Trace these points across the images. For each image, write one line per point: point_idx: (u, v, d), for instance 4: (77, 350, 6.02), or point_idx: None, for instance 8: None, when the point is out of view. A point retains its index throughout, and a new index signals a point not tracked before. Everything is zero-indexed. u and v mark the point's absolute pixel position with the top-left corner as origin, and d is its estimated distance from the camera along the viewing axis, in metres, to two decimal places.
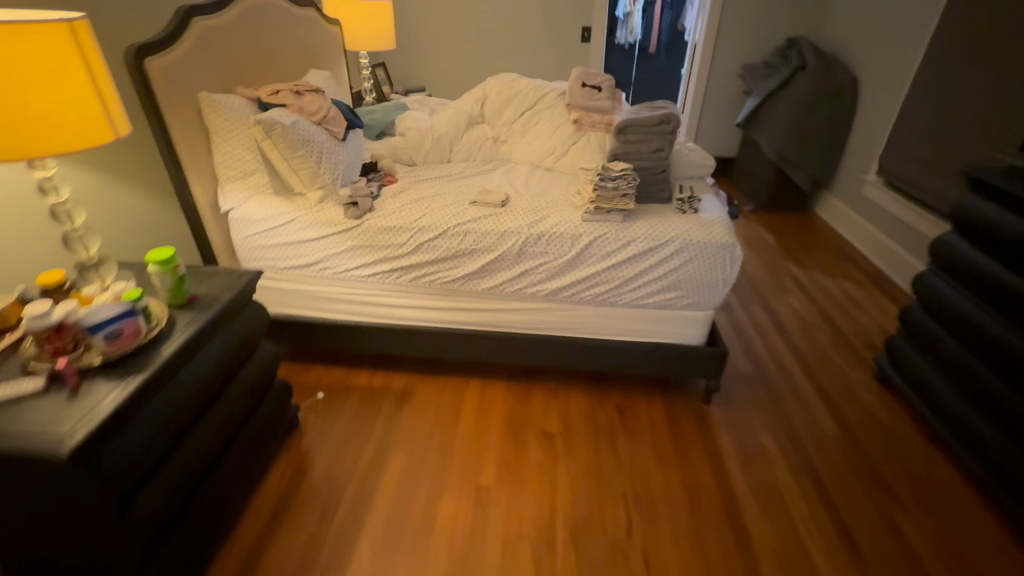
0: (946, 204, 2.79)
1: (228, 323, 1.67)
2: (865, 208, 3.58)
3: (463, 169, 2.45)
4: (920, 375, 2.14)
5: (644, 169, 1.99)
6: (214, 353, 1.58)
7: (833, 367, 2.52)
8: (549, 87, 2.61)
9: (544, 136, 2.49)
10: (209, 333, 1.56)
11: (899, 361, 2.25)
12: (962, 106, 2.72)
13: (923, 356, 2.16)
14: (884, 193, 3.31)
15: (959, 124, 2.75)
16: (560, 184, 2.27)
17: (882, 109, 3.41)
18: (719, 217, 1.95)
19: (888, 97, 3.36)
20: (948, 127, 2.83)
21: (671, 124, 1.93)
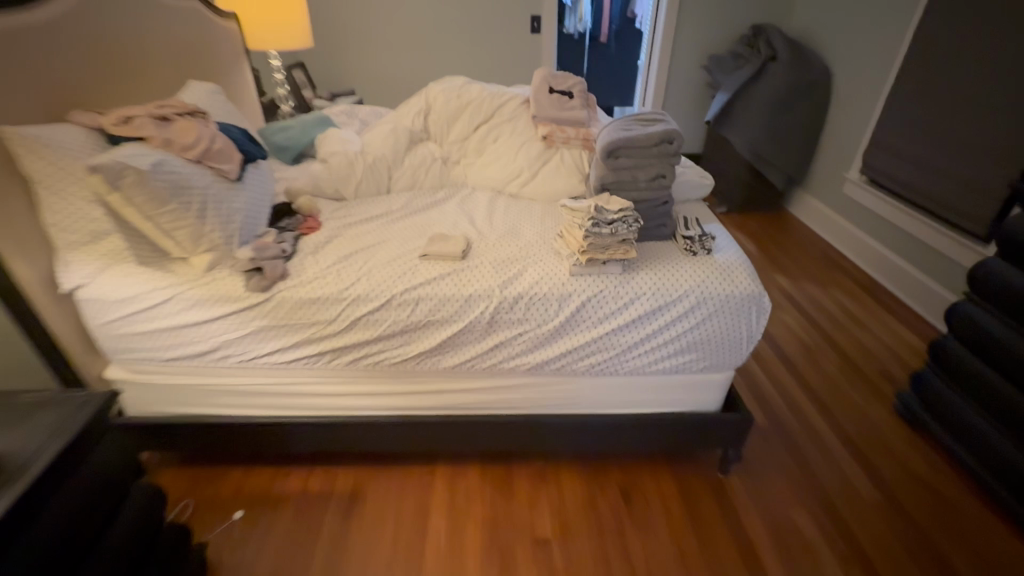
0: (946, 207, 2.56)
1: (75, 476, 1.10)
2: (846, 209, 3.35)
3: (407, 203, 1.94)
4: (961, 418, 1.87)
5: (643, 200, 1.57)
6: (49, 533, 1.01)
7: (849, 404, 2.22)
8: (506, 95, 2.14)
9: (505, 156, 2.02)
10: (38, 507, 0.99)
11: (932, 398, 1.99)
12: (959, 100, 2.47)
13: (963, 395, 1.88)
14: (870, 194, 3.07)
15: (953, 120, 2.50)
16: (531, 219, 1.81)
17: (861, 102, 3.15)
18: (739, 259, 1.55)
19: (868, 89, 3.11)
20: (940, 122, 2.57)
21: (673, 145, 1.51)
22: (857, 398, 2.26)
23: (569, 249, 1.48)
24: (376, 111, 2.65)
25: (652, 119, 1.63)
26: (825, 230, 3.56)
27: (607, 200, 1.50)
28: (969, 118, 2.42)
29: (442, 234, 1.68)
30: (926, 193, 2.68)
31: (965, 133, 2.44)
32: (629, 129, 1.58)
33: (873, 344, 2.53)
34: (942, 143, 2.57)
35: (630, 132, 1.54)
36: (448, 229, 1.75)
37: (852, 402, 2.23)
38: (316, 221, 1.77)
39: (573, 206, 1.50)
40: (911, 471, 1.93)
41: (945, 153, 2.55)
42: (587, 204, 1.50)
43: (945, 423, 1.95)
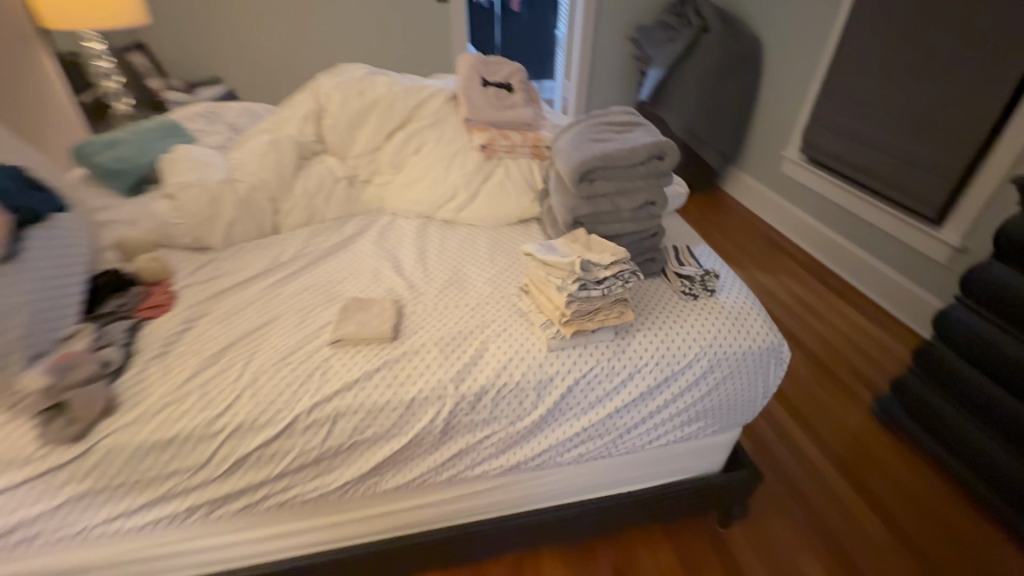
0: (895, 188, 2.44)
1: None
2: (782, 188, 3.22)
3: (304, 249, 1.43)
4: (953, 429, 1.74)
5: (628, 234, 1.20)
6: None
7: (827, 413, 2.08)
8: (423, 89, 1.64)
9: (432, 172, 1.55)
10: None
11: (916, 405, 1.86)
12: (904, 75, 2.33)
13: (954, 404, 1.74)
14: (811, 173, 2.95)
15: (901, 96, 2.36)
16: (479, 263, 1.38)
17: (797, 76, 2.99)
18: (749, 299, 1.24)
19: (804, 63, 2.93)
20: (887, 98, 2.43)
21: (664, 163, 1.14)
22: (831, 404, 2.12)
23: (546, 317, 1.08)
24: (249, 110, 2.02)
25: (631, 127, 1.25)
26: (759, 208, 3.43)
27: (589, 243, 1.10)
28: (919, 93, 2.28)
29: (359, 301, 1.21)
30: (871, 173, 2.56)
31: (914, 110, 2.31)
32: (605, 141, 1.19)
33: (834, 338, 2.41)
34: (887, 120, 2.44)
35: (608, 145, 1.15)
36: (367, 291, 1.28)
37: (829, 410, 2.09)
38: (169, 292, 1.22)
39: (545, 255, 1.07)
40: (905, 489, 1.81)
41: (892, 131, 2.42)
42: (563, 250, 1.09)
43: (929, 429, 1.84)
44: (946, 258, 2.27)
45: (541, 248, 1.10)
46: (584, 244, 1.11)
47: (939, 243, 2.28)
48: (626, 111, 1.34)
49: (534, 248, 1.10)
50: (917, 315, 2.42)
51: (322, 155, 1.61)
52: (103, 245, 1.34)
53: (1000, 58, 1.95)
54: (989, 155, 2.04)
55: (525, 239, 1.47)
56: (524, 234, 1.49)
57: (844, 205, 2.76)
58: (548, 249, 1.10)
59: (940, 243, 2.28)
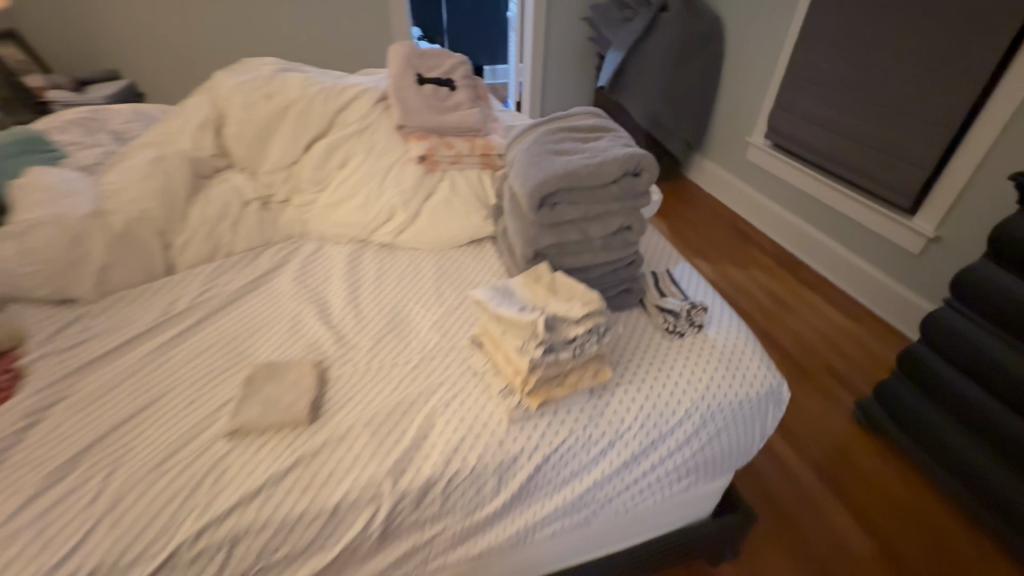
0: (865, 176, 2.32)
1: None
2: (746, 175, 3.08)
3: (205, 292, 1.15)
4: (941, 438, 1.65)
5: (600, 266, 0.99)
6: None
7: (807, 423, 1.95)
8: (347, 88, 1.35)
9: (362, 190, 1.28)
10: None
11: (901, 412, 1.76)
12: (875, 57, 2.17)
13: (943, 411, 1.65)
14: (774, 159, 2.80)
15: (870, 78, 2.21)
16: (423, 303, 1.15)
17: (760, 57, 2.80)
18: (741, 333, 1.07)
19: (767, 42, 2.74)
20: (855, 79, 2.28)
21: (641, 180, 0.93)
22: (810, 412, 1.99)
23: (507, 382, 0.86)
24: (141, 114, 1.68)
25: (598, 134, 1.04)
26: (723, 196, 3.28)
27: (556, 288, 0.89)
28: (889, 76, 2.13)
29: (268, 368, 0.95)
30: (838, 160, 2.42)
31: (883, 93, 2.17)
32: (568, 154, 0.97)
33: (809, 336, 2.30)
34: (857, 105, 2.28)
35: (573, 160, 0.93)
36: (282, 350, 1.02)
37: (811, 417, 1.97)
38: (13, 370, 0.94)
39: (503, 308, 0.84)
40: (893, 501, 1.72)
41: (861, 116, 2.28)
42: (524, 299, 0.87)
43: (914, 436, 1.74)
44: (919, 248, 2.17)
45: (499, 296, 0.88)
46: (550, 289, 0.89)
47: (913, 233, 2.18)
48: (590, 113, 1.13)
49: (490, 298, 0.87)
50: (890, 307, 2.33)
51: (226, 173, 1.32)
52: None
53: (979, 37, 1.82)
54: (964, 142, 1.94)
55: (480, 266, 1.25)
56: (477, 259, 1.26)
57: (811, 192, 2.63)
58: (506, 297, 0.88)
59: (913, 233, 2.18)
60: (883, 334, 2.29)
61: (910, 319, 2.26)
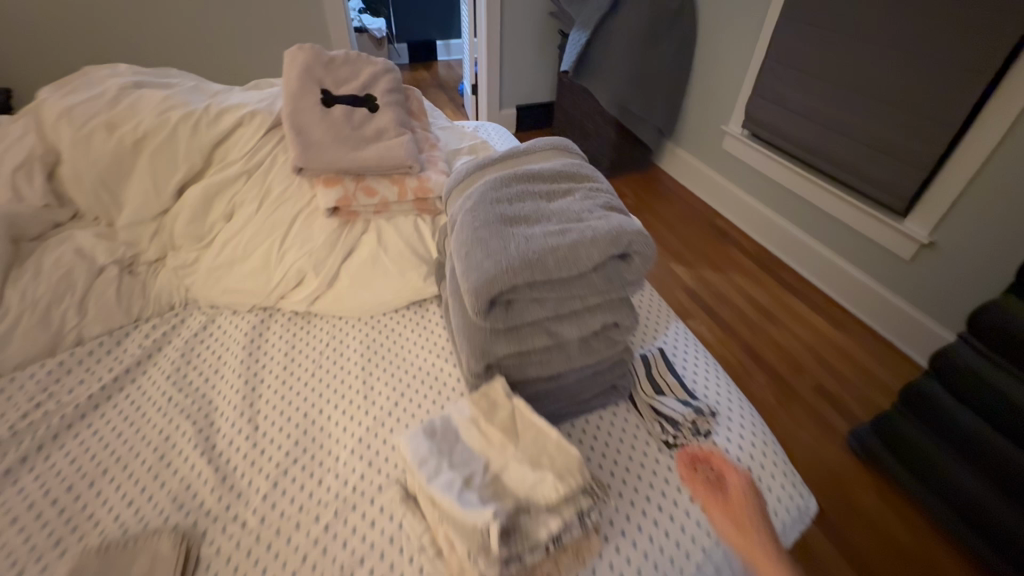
0: (859, 176, 1.99)
1: None
2: (718, 164, 2.74)
3: (35, 411, 0.83)
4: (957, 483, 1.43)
5: (576, 371, 0.74)
6: None
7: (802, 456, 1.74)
8: (231, 108, 1.01)
9: (257, 249, 0.96)
10: None
11: (907, 449, 1.56)
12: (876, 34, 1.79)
13: (957, 456, 1.42)
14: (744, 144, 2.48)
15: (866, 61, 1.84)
16: (345, 408, 0.86)
17: (735, 32, 2.38)
18: (759, 436, 0.82)
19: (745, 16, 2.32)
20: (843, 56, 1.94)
21: (631, 265, 0.67)
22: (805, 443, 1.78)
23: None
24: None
25: (567, 188, 0.77)
26: (693, 186, 2.96)
27: (522, 432, 0.62)
28: (889, 59, 1.77)
29: (105, 558, 0.66)
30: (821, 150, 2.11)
31: (882, 81, 1.81)
32: (531, 224, 0.70)
33: (798, 350, 2.07)
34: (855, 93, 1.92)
35: (536, 239, 0.66)
36: (139, 509, 0.73)
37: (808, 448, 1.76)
38: None
39: (445, 478, 0.57)
40: (897, 549, 1.52)
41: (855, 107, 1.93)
42: (474, 458, 0.61)
43: (921, 476, 1.54)
44: (910, 254, 1.91)
45: (439, 451, 0.61)
46: (511, 434, 0.62)
47: (906, 238, 1.91)
48: (556, 153, 0.86)
49: (426, 456, 0.59)
50: (881, 318, 2.10)
51: (71, 229, 0.98)
52: None
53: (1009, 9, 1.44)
54: (968, 135, 1.64)
55: (420, 345, 0.96)
56: (417, 334, 0.98)
57: (790, 185, 2.32)
58: (450, 452, 0.61)
59: (903, 237, 1.91)
60: (879, 354, 2.04)
61: (907, 333, 2.02)
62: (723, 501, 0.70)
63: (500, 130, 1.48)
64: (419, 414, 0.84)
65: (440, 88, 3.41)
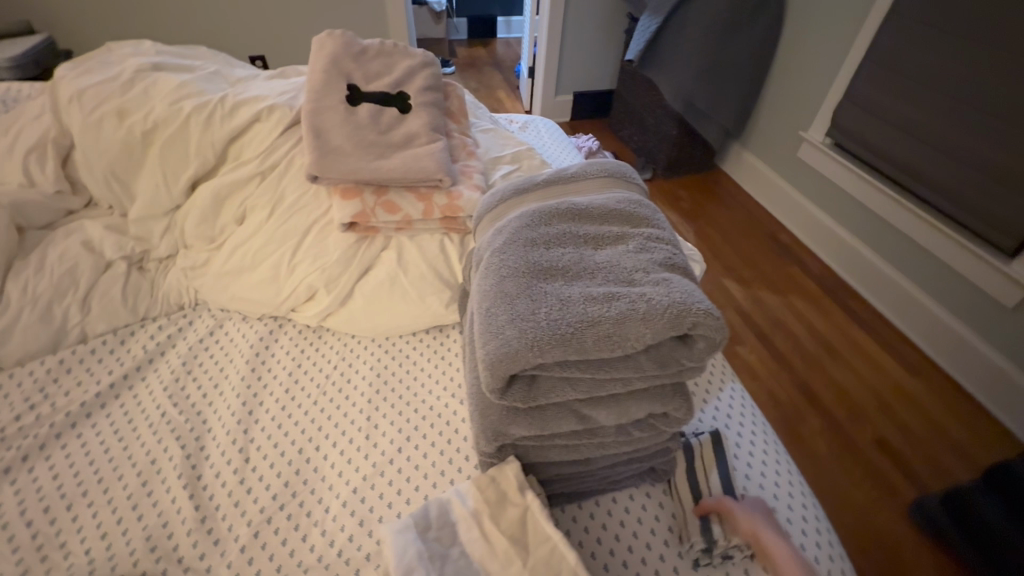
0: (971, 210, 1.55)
1: None
2: (781, 162, 2.27)
3: (29, 413, 0.78)
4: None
5: (608, 456, 0.62)
6: None
7: (846, 536, 1.33)
8: (251, 98, 0.92)
9: (267, 258, 0.87)
10: None
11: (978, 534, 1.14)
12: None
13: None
14: (813, 146, 2.04)
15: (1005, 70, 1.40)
16: (345, 446, 0.76)
17: (831, 19, 1.89)
18: (825, 555, 0.66)
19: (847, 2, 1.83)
20: (967, 44, 1.48)
21: (691, 353, 0.53)
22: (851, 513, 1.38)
23: None
24: (3, 85, 1.20)
25: (620, 233, 0.63)
26: (747, 185, 2.49)
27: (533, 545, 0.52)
28: None
29: None
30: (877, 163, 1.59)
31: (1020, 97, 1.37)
32: (570, 280, 0.57)
33: (862, 396, 1.65)
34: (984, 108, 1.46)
35: (574, 305, 0.53)
36: (113, 544, 0.67)
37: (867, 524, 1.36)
38: None
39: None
40: None
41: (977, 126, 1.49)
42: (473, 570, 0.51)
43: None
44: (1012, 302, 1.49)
45: (430, 558, 0.51)
46: (517, 545, 0.52)
47: (1009, 283, 1.48)
48: (610, 185, 0.73)
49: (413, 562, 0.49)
50: (963, 365, 1.67)
51: (84, 219, 0.93)
52: None
53: None
54: None
55: (435, 380, 0.85)
56: (433, 367, 0.87)
57: (866, 201, 1.88)
58: (443, 560, 0.51)
59: (1006, 280, 1.49)
60: (964, 415, 1.61)
61: (1006, 401, 1.57)
62: (735, 512, 0.61)
63: (551, 126, 1.34)
64: (424, 468, 0.74)
65: (496, 67, 3.23)
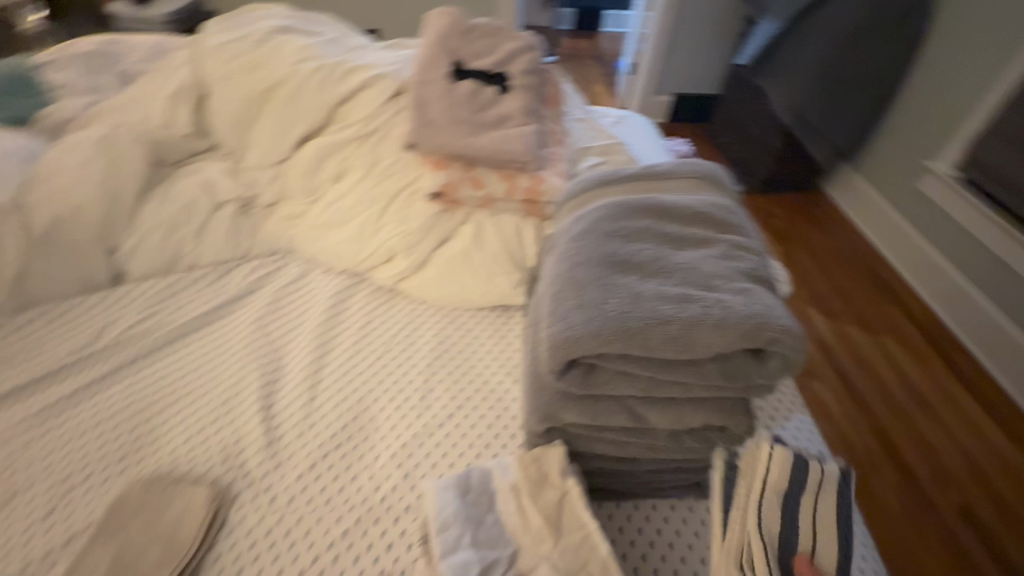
0: None
1: None
2: (897, 193, 2.04)
3: (142, 323, 0.89)
4: None
5: (656, 461, 0.61)
6: None
7: None
8: (363, 67, 0.98)
9: (356, 217, 0.93)
10: None
11: None
12: None
13: None
14: (938, 179, 1.84)
15: None
16: (401, 403, 0.80)
17: (986, 38, 1.67)
18: None
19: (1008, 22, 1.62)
20: None
21: (763, 367, 0.52)
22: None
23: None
24: (158, 37, 1.35)
25: (703, 236, 0.61)
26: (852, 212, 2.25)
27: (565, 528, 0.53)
28: None
29: (147, 491, 0.68)
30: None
31: None
32: (644, 275, 0.56)
33: (951, 460, 1.48)
34: None
35: (646, 300, 0.52)
36: (193, 447, 0.75)
37: None
38: None
39: (460, 558, 0.50)
40: None
41: None
42: (503, 541, 0.53)
43: None
44: None
45: (464, 519, 0.53)
46: (551, 526, 0.53)
47: None
48: (699, 188, 0.71)
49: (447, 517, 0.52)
50: None
51: (206, 160, 1.04)
52: None
53: None
54: None
55: (493, 357, 0.87)
56: (493, 344, 0.89)
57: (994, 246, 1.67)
58: (477, 524, 0.53)
59: None
60: None
61: None
62: None
63: (645, 124, 1.30)
64: (470, 438, 0.76)
65: (595, 61, 3.18)
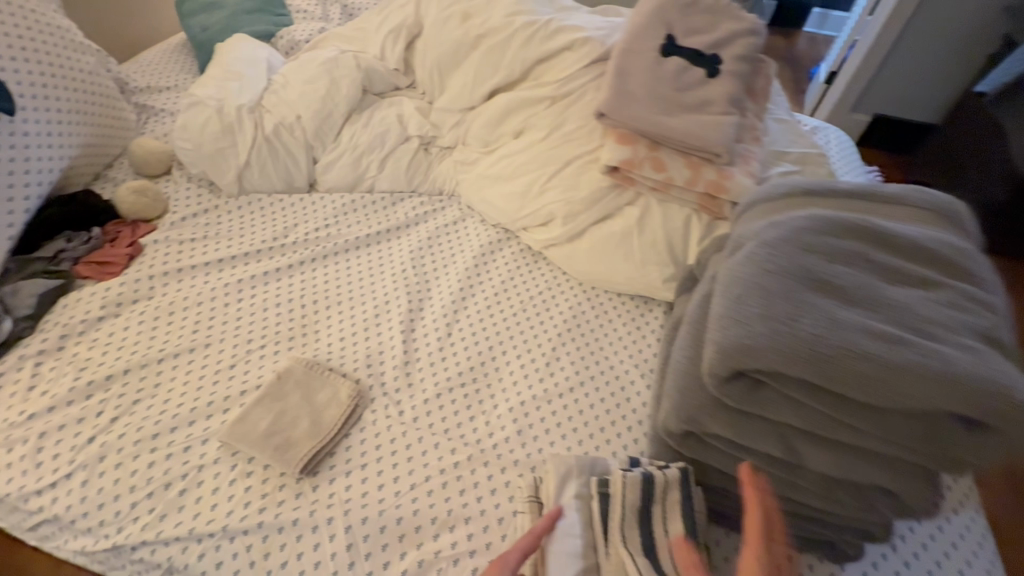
0: None
1: None
2: None
3: (323, 228, 0.99)
4: None
5: (792, 502, 0.56)
6: None
7: None
8: (569, 28, 0.97)
9: (525, 174, 0.95)
10: None
11: None
12: None
13: None
14: None
15: None
16: (528, 363, 0.82)
17: None
18: None
19: None
20: None
21: (971, 441, 0.45)
22: None
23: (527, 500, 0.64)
24: None
25: (926, 276, 0.53)
26: None
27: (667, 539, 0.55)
28: None
29: (308, 373, 0.77)
30: (1004, 214, 1.48)
31: None
32: (844, 301, 0.51)
33: None
34: None
35: (843, 329, 0.47)
36: (345, 346, 0.83)
37: None
38: (135, 243, 0.93)
39: (567, 547, 0.56)
40: None
41: None
42: (601, 528, 0.57)
43: None
44: None
45: (586, 501, 0.59)
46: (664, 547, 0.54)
47: None
48: (926, 223, 0.61)
49: (575, 502, 0.58)
50: None
51: (404, 96, 1.12)
52: (127, 144, 1.09)
53: None
54: None
55: (622, 346, 0.85)
56: (624, 332, 0.87)
57: None
58: (590, 504, 0.58)
59: None
60: None
61: None
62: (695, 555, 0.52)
63: (843, 138, 1.15)
64: (585, 417, 0.76)
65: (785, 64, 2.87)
